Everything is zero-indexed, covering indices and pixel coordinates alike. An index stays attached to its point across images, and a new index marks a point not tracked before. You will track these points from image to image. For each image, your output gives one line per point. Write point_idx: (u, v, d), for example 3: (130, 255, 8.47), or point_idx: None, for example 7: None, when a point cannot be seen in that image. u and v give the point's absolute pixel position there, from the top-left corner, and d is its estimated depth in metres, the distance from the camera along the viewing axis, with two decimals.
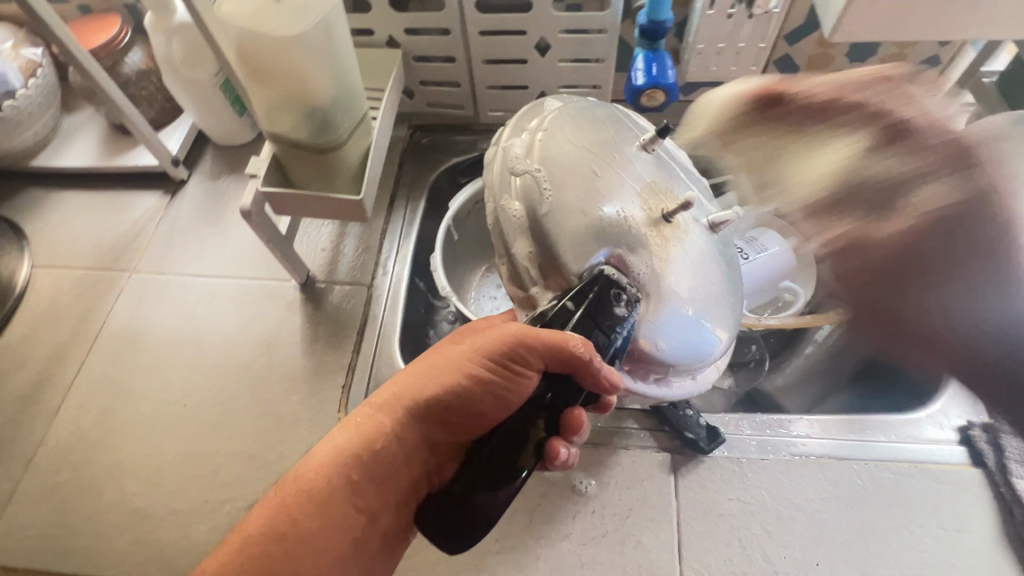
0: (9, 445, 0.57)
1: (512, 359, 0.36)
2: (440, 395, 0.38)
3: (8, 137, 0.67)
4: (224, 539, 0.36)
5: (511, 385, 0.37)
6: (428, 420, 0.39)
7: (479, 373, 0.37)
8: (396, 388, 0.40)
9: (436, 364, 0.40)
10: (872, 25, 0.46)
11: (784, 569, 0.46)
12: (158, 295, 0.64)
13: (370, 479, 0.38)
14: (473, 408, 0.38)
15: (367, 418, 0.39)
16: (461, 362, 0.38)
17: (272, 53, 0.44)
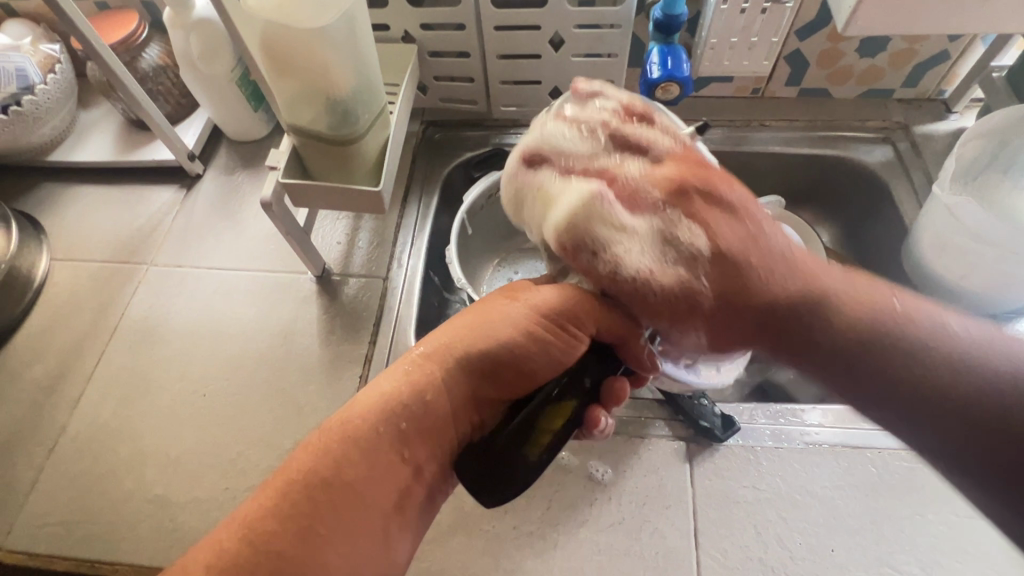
0: (32, 433, 0.57)
1: (569, 319, 0.39)
2: (493, 349, 0.39)
3: (27, 131, 0.68)
4: (268, 479, 0.36)
5: (565, 345, 0.39)
6: (478, 373, 0.39)
7: (534, 329, 0.39)
8: (446, 339, 0.40)
9: (488, 317, 0.40)
10: (886, 19, 0.47)
11: (800, 554, 0.46)
12: (175, 288, 0.65)
13: (416, 430, 0.38)
14: (524, 364, 0.39)
15: (416, 367, 0.39)
16: (516, 317, 0.39)
17: (296, 44, 0.45)
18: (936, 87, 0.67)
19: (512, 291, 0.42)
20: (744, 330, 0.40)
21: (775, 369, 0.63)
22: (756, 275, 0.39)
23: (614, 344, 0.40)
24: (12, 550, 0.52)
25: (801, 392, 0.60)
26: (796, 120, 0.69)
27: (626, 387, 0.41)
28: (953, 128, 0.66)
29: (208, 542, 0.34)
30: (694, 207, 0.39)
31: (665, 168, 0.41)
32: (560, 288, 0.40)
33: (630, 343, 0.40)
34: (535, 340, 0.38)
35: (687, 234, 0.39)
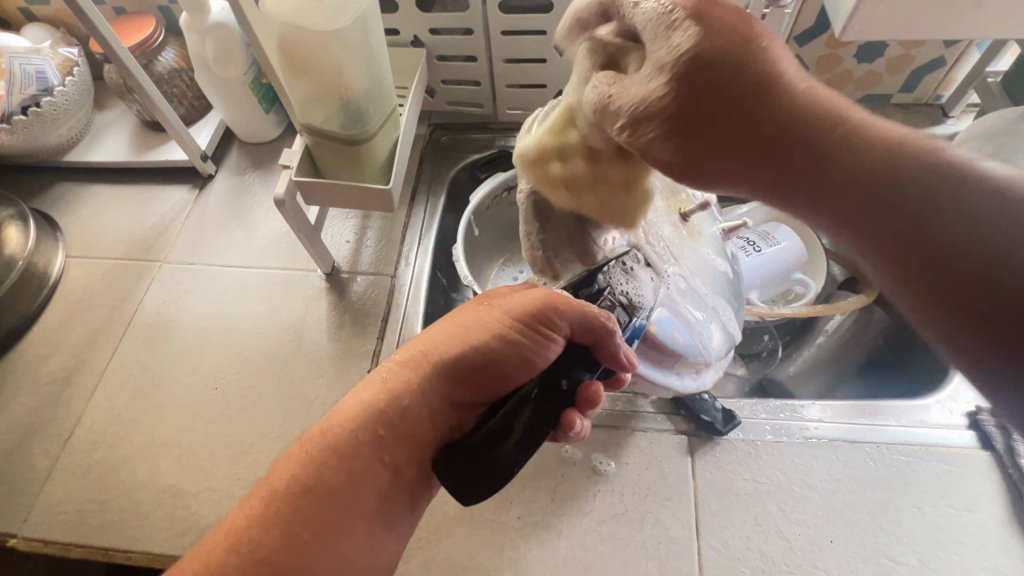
0: (48, 425, 0.59)
1: (541, 320, 0.39)
2: (468, 354, 0.39)
3: (45, 132, 0.70)
4: (250, 491, 0.36)
5: (539, 348, 0.39)
6: (454, 378, 0.40)
7: (507, 334, 0.39)
8: (420, 347, 0.41)
9: (463, 323, 0.41)
10: (883, 24, 0.48)
11: (799, 546, 0.47)
12: (187, 285, 0.66)
13: (396, 436, 0.39)
14: (499, 368, 0.39)
15: (393, 373, 0.40)
16: (489, 322, 0.40)
17: (310, 46, 0.47)
18: (933, 91, 0.68)
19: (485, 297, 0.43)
20: (742, 153, 0.29)
21: (776, 366, 0.65)
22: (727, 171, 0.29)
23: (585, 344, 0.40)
24: (28, 537, 0.53)
25: (801, 389, 0.62)
26: None
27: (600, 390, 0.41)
28: (949, 132, 0.68)
29: (197, 557, 0.34)
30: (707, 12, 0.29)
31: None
32: (530, 290, 0.41)
33: (604, 340, 0.40)
34: (508, 344, 0.39)
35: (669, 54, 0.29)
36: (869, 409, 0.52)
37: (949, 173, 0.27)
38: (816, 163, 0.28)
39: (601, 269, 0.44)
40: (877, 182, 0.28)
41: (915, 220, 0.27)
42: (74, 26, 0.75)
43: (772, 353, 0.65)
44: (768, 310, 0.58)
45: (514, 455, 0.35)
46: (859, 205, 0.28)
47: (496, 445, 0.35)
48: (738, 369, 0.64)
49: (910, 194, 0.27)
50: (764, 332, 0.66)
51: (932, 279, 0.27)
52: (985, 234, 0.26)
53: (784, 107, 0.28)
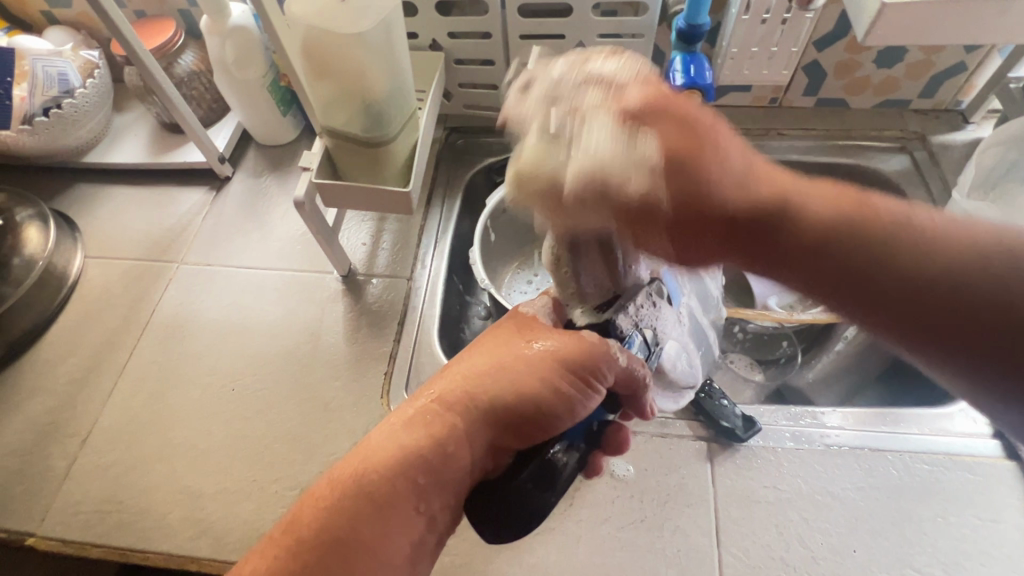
0: (65, 425, 0.59)
1: (592, 371, 0.38)
2: (518, 402, 0.37)
3: (65, 133, 0.70)
4: (279, 531, 0.35)
5: (587, 400, 0.38)
6: (499, 426, 0.38)
7: (560, 385, 0.37)
8: (462, 387, 0.39)
9: (510, 366, 0.39)
10: (906, 30, 0.48)
11: (821, 554, 0.46)
12: (205, 285, 0.67)
13: (435, 483, 0.36)
14: (547, 420, 0.37)
15: (436, 416, 0.38)
16: (538, 367, 0.38)
17: (334, 49, 0.47)
18: (952, 97, 0.68)
19: (530, 336, 0.41)
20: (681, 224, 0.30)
21: (794, 372, 0.64)
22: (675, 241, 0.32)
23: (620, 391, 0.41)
24: (46, 537, 0.53)
25: (821, 397, 0.61)
26: (814, 129, 0.70)
27: (628, 437, 0.41)
28: (969, 139, 0.67)
29: None
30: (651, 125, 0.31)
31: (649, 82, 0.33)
32: (580, 336, 0.39)
33: (639, 395, 0.42)
34: (561, 397, 0.37)
35: (643, 165, 0.30)
36: (891, 417, 0.52)
37: (939, 236, 0.27)
38: (793, 246, 0.29)
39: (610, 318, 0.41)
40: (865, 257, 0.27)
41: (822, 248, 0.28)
42: (95, 29, 0.75)
43: (791, 359, 0.65)
44: (787, 315, 0.58)
45: (559, 454, 0.36)
46: (841, 279, 0.28)
47: (544, 489, 0.35)
48: (756, 375, 0.63)
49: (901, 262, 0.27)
50: (783, 338, 0.65)
51: (937, 339, 0.26)
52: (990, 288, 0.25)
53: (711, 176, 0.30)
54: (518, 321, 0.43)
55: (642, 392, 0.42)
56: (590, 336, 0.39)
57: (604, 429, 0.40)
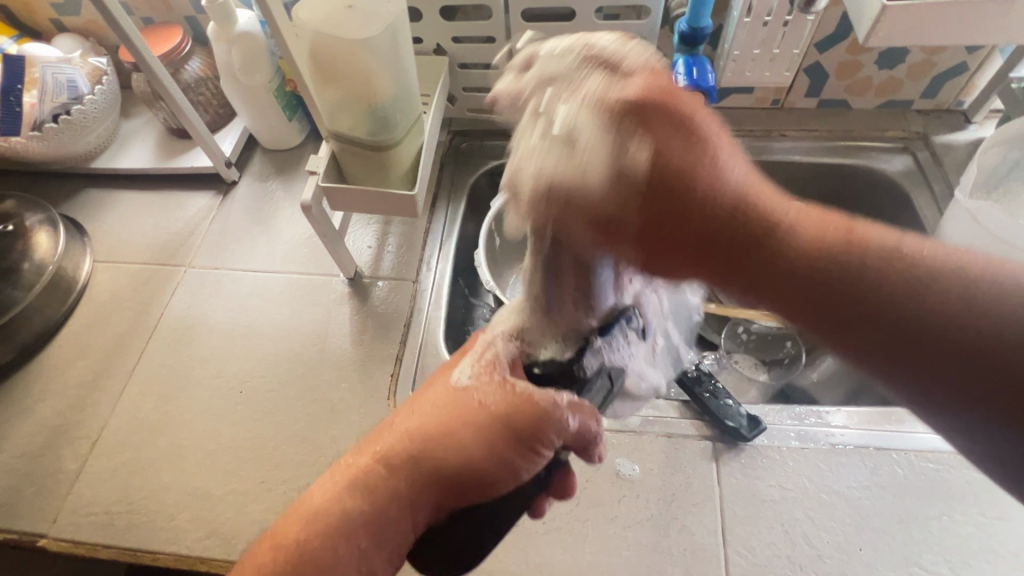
0: (76, 427, 0.60)
1: (538, 437, 0.36)
2: (461, 466, 0.35)
3: (74, 139, 0.71)
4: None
5: (532, 464, 0.36)
6: (443, 488, 0.35)
7: (506, 452, 0.35)
8: (408, 443, 0.36)
9: (456, 425, 0.36)
10: (907, 32, 0.48)
11: (827, 553, 0.47)
12: (213, 289, 0.67)
13: (378, 543, 0.34)
14: (490, 485, 0.35)
15: (375, 474, 0.35)
16: (486, 429, 0.36)
17: (342, 53, 0.48)
18: (955, 97, 0.68)
19: (480, 389, 0.37)
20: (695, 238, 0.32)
21: (799, 373, 0.64)
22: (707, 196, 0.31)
23: (571, 443, 0.38)
24: (57, 538, 0.54)
25: (824, 396, 0.62)
26: (816, 130, 0.70)
27: (575, 482, 0.40)
28: (971, 139, 0.67)
29: None
30: (657, 136, 0.31)
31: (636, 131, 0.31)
32: (528, 397, 0.36)
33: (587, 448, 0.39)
34: (505, 464, 0.35)
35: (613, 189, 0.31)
36: (895, 416, 0.52)
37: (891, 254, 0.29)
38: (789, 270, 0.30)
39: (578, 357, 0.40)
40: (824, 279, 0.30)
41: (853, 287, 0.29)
42: (103, 36, 0.76)
43: (794, 360, 0.65)
44: None
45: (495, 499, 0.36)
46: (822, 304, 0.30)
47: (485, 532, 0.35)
48: (760, 374, 0.64)
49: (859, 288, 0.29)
50: (786, 338, 0.65)
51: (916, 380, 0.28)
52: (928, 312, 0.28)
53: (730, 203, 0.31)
54: (478, 358, 0.39)
55: (592, 442, 0.39)
56: (542, 398, 0.36)
57: (553, 474, 0.39)
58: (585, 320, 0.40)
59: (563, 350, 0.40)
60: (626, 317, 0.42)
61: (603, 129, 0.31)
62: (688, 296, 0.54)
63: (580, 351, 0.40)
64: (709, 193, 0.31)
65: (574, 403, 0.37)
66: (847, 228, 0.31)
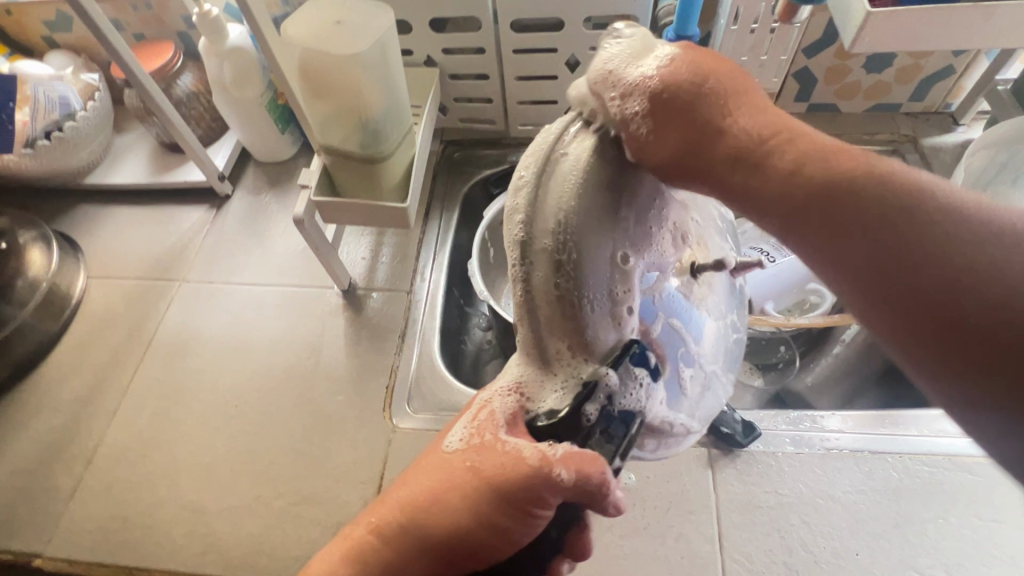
0: (71, 444, 0.59)
1: (532, 502, 0.31)
2: (451, 536, 0.31)
3: (67, 156, 0.71)
4: None
5: (530, 528, 0.31)
6: (438, 561, 0.31)
7: (495, 519, 0.30)
8: (397, 513, 0.32)
9: (442, 491, 0.32)
10: (889, 37, 0.48)
11: (824, 558, 0.47)
12: (208, 302, 0.67)
13: None
14: (484, 554, 0.31)
15: (365, 545, 0.32)
16: (473, 494, 0.31)
17: (330, 68, 0.48)
18: (942, 100, 0.68)
19: (471, 452, 0.32)
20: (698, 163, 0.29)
21: (794, 377, 0.64)
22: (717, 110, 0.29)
23: (584, 502, 0.32)
24: (51, 557, 0.54)
25: (820, 400, 0.62)
26: None
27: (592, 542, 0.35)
28: (960, 140, 0.68)
29: None
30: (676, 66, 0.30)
31: (679, 54, 0.30)
32: (520, 455, 0.31)
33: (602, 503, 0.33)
34: (498, 533, 0.31)
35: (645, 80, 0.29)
36: (890, 419, 0.52)
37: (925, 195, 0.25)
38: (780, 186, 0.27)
39: (581, 403, 0.33)
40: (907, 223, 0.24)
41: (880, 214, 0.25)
42: (95, 52, 0.77)
43: (789, 364, 0.64)
44: (785, 320, 0.58)
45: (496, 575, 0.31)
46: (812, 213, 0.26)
47: None
48: (754, 379, 0.64)
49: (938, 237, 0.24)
50: (780, 343, 0.65)
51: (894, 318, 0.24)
52: (992, 271, 0.22)
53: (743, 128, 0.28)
54: (471, 418, 0.34)
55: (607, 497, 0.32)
56: (531, 454, 0.31)
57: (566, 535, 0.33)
58: (583, 368, 0.34)
59: (561, 402, 0.34)
60: (634, 352, 0.34)
61: (635, 61, 0.31)
62: (714, 317, 0.44)
63: (581, 397, 0.33)
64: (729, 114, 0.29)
65: (573, 457, 0.31)
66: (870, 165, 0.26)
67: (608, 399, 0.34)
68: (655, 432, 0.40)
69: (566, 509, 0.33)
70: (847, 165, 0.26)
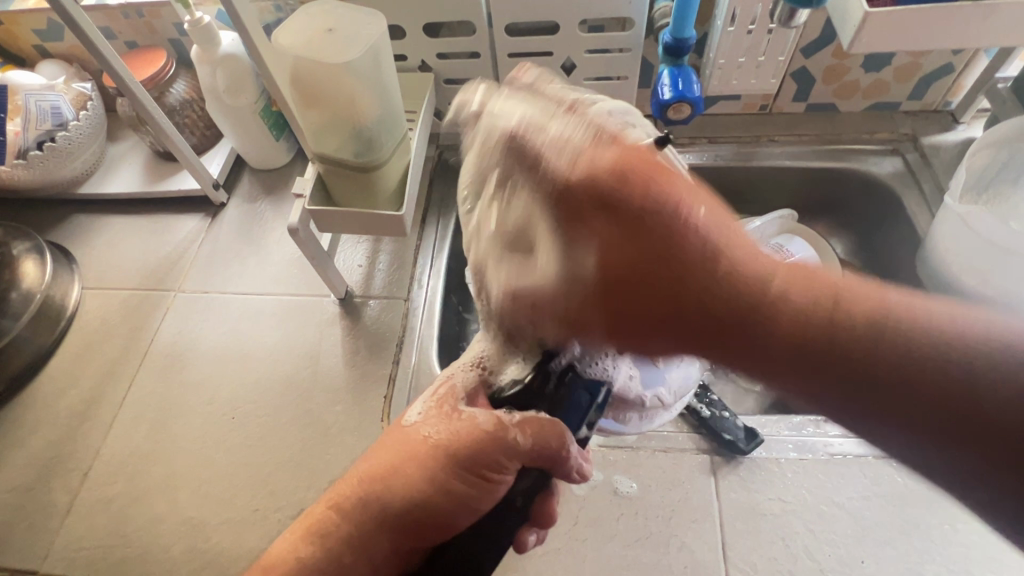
0: (67, 458, 0.59)
1: (483, 462, 0.35)
2: (407, 503, 0.35)
3: (60, 166, 0.71)
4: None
5: (483, 493, 0.35)
6: (398, 528, 0.35)
7: (447, 481, 0.35)
8: (358, 487, 0.37)
9: (400, 461, 0.37)
10: (889, 37, 0.48)
11: (829, 566, 0.46)
12: (203, 313, 0.67)
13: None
14: (440, 518, 0.35)
15: (332, 518, 0.36)
16: (427, 460, 0.36)
17: (324, 76, 0.47)
18: (942, 98, 0.68)
19: (429, 423, 0.38)
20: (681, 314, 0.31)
21: None
22: (685, 258, 0.30)
23: (539, 465, 0.37)
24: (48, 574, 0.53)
25: None
26: (805, 134, 0.70)
27: (555, 506, 0.39)
28: (959, 139, 0.67)
29: None
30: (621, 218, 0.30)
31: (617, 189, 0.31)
32: (472, 422, 0.37)
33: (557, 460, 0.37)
34: (450, 496, 0.35)
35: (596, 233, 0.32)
36: None
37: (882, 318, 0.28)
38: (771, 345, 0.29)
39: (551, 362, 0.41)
40: (814, 343, 0.28)
41: (858, 348, 0.28)
42: (87, 60, 0.76)
43: None
44: None
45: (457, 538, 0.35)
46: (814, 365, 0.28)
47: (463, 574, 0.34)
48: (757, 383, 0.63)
49: (835, 348, 0.28)
50: None
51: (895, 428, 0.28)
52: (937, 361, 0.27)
53: (711, 269, 0.29)
54: (432, 394, 0.41)
55: (562, 457, 0.37)
56: (479, 418, 0.37)
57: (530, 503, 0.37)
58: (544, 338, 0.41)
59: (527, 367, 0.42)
60: None
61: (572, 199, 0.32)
62: None
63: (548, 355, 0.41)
64: (699, 267, 0.29)
65: (525, 421, 0.37)
66: (833, 294, 0.29)
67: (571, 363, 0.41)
68: (623, 402, 0.49)
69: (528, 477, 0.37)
70: (817, 310, 0.28)
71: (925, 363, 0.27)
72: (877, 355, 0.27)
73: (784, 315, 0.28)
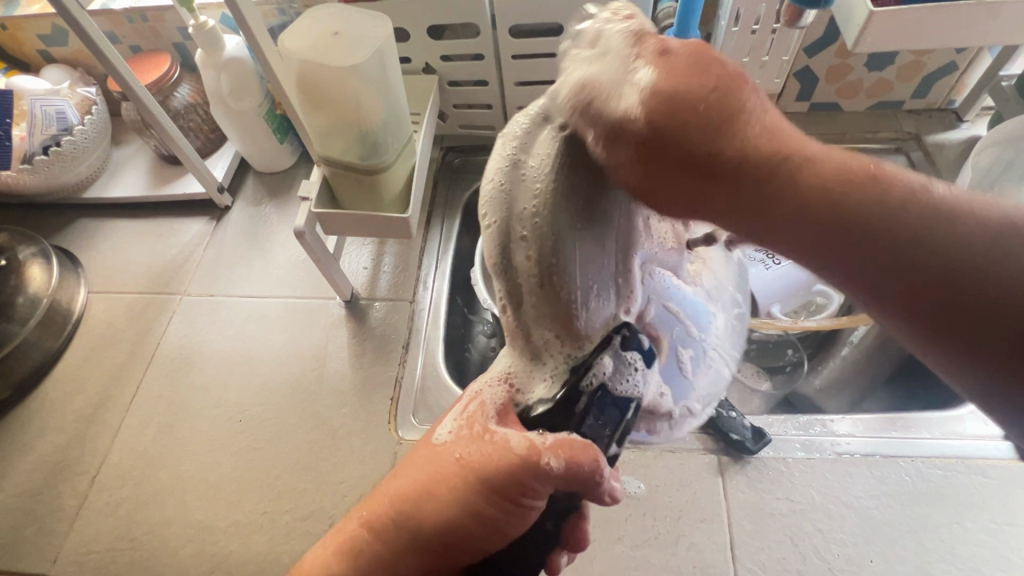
0: (74, 462, 0.59)
1: (516, 490, 0.32)
2: (439, 528, 0.33)
3: (65, 171, 0.71)
4: None
5: (516, 520, 0.33)
6: (431, 549, 0.34)
7: (479, 509, 0.33)
8: (388, 506, 0.35)
9: (429, 483, 0.34)
10: (893, 36, 0.48)
11: (838, 566, 0.46)
12: (209, 316, 0.67)
13: None
14: (474, 542, 0.34)
15: (364, 535, 0.36)
16: (457, 485, 0.33)
17: (329, 78, 0.48)
18: (945, 96, 0.68)
19: (459, 443, 0.34)
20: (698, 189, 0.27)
21: (803, 380, 0.63)
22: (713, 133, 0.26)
23: (574, 488, 0.34)
24: None
25: (829, 403, 0.61)
26: (809, 133, 0.70)
27: (588, 530, 0.36)
28: (963, 137, 0.67)
29: None
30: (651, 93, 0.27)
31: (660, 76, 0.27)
32: (504, 445, 0.33)
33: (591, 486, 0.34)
34: (483, 523, 0.33)
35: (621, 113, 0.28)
36: (901, 422, 0.51)
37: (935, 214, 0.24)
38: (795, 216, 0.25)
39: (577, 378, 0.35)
40: (826, 207, 0.25)
41: (898, 237, 0.24)
42: (91, 65, 0.76)
43: (797, 366, 0.64)
44: (792, 323, 0.58)
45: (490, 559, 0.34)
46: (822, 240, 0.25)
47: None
48: (762, 384, 0.63)
49: (849, 208, 0.25)
50: (788, 345, 0.64)
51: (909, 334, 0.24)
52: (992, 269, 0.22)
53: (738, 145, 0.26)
54: (461, 411, 0.36)
55: (595, 482, 0.34)
56: (513, 441, 0.33)
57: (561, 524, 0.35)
58: (573, 353, 0.36)
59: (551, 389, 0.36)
60: (625, 335, 0.35)
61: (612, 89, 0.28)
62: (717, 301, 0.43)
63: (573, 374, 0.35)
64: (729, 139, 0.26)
65: (560, 444, 0.33)
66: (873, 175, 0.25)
67: (602, 383, 0.35)
68: (651, 415, 0.40)
69: (563, 497, 0.35)
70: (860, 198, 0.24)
71: (975, 271, 0.23)
72: (915, 246, 0.23)
73: (801, 185, 0.25)
